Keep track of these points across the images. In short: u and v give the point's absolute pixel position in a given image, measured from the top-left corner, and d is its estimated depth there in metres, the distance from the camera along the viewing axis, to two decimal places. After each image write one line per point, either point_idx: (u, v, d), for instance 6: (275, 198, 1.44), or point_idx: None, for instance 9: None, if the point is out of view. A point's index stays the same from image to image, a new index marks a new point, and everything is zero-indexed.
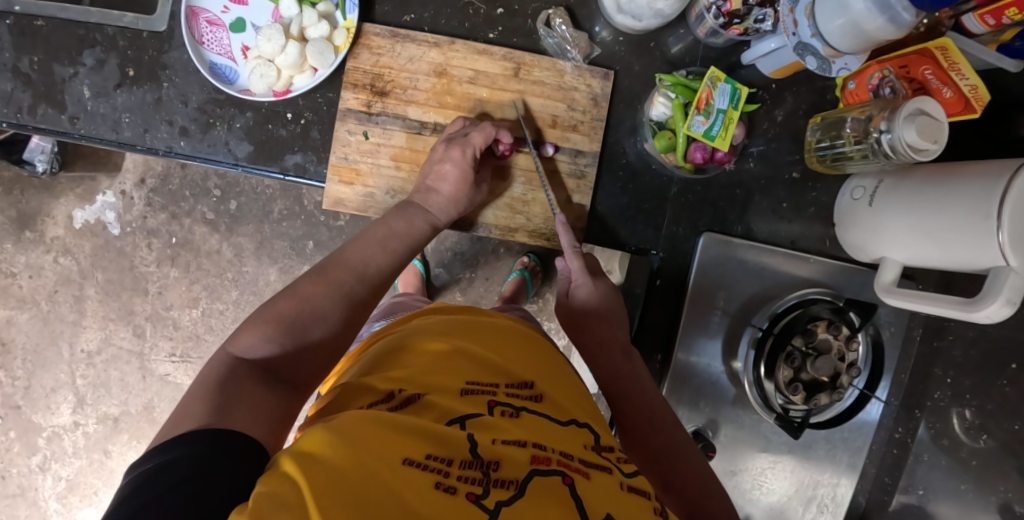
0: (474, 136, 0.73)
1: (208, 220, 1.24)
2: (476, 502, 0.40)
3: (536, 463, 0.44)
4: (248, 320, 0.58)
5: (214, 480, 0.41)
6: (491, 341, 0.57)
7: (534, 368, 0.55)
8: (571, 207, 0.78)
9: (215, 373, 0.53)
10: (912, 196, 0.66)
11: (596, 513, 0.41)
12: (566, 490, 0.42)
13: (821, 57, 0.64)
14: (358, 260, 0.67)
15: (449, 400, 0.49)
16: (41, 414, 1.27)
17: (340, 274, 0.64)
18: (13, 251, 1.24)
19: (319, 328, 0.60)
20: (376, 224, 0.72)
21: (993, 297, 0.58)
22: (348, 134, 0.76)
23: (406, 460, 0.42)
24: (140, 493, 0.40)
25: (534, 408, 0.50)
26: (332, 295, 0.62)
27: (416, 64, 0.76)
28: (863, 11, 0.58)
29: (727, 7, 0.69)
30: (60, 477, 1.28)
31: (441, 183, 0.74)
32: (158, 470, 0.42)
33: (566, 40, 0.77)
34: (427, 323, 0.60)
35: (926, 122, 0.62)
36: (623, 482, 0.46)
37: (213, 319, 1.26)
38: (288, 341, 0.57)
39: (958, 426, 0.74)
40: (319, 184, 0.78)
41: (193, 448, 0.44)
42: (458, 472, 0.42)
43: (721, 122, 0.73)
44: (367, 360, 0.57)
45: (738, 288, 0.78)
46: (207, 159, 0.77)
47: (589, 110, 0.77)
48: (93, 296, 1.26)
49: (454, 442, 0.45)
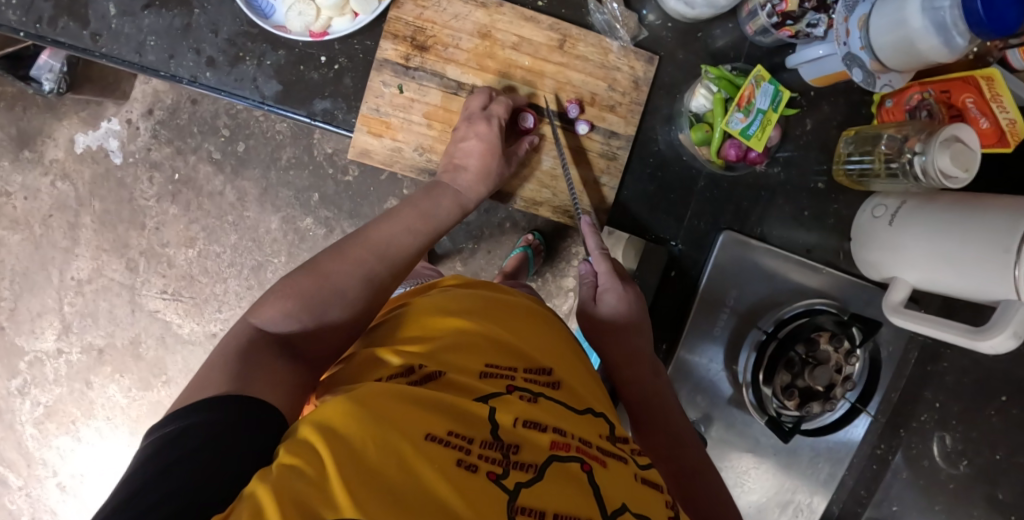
0: (494, 107, 0.73)
1: (214, 160, 1.22)
2: (497, 481, 0.41)
3: (555, 451, 0.44)
4: (270, 293, 0.57)
5: (233, 451, 0.42)
6: (514, 322, 0.57)
7: (554, 353, 0.55)
8: (602, 187, 0.77)
9: (234, 345, 0.52)
10: (934, 221, 0.67)
11: (612, 502, 0.42)
12: (585, 479, 0.42)
13: (867, 71, 0.64)
14: (383, 241, 0.65)
15: (470, 379, 0.49)
16: (24, 338, 1.26)
17: (360, 254, 0.63)
18: (9, 170, 1.21)
19: (339, 309, 0.58)
20: (404, 205, 0.71)
21: (999, 328, 0.59)
22: (382, 86, 0.75)
23: (428, 436, 0.42)
24: (158, 457, 0.40)
25: (553, 394, 0.50)
26: (351, 274, 0.61)
27: (461, 23, 0.74)
28: (920, 30, 0.58)
29: (782, 7, 0.67)
30: (38, 403, 1.27)
31: (468, 159, 0.74)
32: (181, 433, 0.42)
33: (615, 19, 0.75)
34: (449, 295, 0.59)
35: (961, 149, 0.62)
36: (638, 473, 0.46)
37: (209, 262, 1.25)
38: (307, 319, 0.56)
39: (936, 452, 0.79)
40: (346, 132, 0.76)
41: (215, 415, 0.44)
42: (479, 450, 0.43)
43: (759, 122, 0.72)
44: (389, 328, 0.57)
45: (750, 289, 0.77)
46: (232, 94, 0.75)
47: (629, 92, 0.76)
48: (88, 225, 1.23)
49: (476, 421, 0.45)
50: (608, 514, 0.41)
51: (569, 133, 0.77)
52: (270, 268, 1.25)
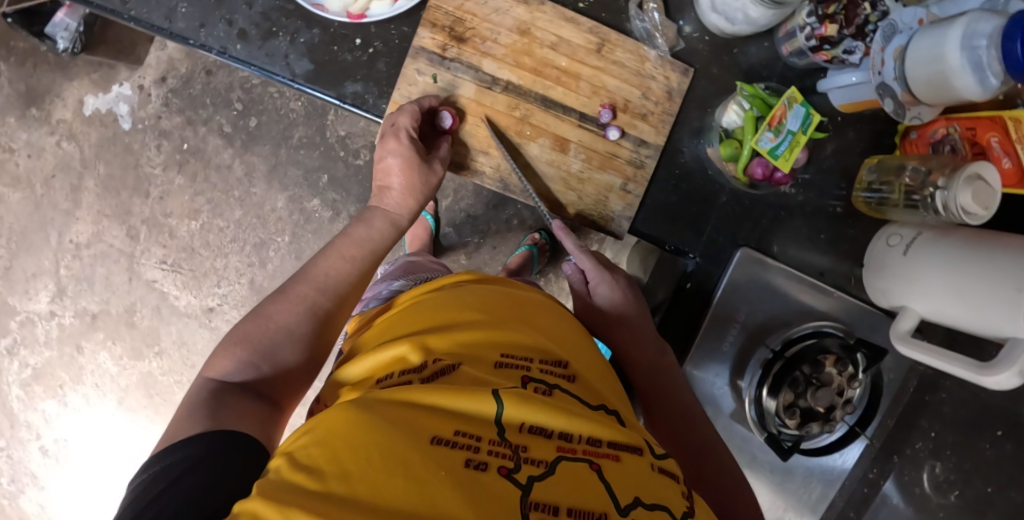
0: (399, 118, 0.71)
1: (224, 133, 1.21)
2: (509, 476, 0.41)
3: (563, 450, 0.44)
4: (222, 343, 0.57)
5: (210, 482, 0.43)
6: (523, 316, 0.57)
7: (568, 347, 0.55)
8: (626, 194, 0.77)
9: (197, 398, 0.52)
10: (949, 256, 0.67)
11: (625, 495, 0.42)
12: (595, 477, 0.43)
13: (898, 101, 0.66)
14: (327, 274, 0.63)
15: (482, 373, 0.49)
16: (17, 297, 1.24)
17: (302, 290, 0.61)
18: (14, 126, 1.19)
19: (288, 349, 0.58)
20: (337, 236, 0.69)
21: (1009, 364, 0.60)
22: (417, 74, 0.74)
23: (435, 439, 0.43)
24: (141, 498, 0.43)
25: (567, 387, 0.51)
26: (297, 312, 0.60)
27: (501, 17, 0.74)
28: (957, 67, 0.59)
29: (822, 31, 0.68)
30: (27, 365, 1.26)
31: (390, 178, 0.73)
32: (154, 478, 0.44)
33: (656, 27, 0.76)
34: (453, 292, 0.60)
35: (982, 187, 0.63)
36: (654, 463, 0.46)
37: (211, 235, 1.23)
38: (258, 360, 0.56)
39: (925, 479, 0.80)
40: (376, 117, 0.75)
41: (189, 452, 0.46)
42: (488, 447, 0.43)
43: (788, 143, 0.72)
44: (398, 323, 0.58)
45: (761, 307, 0.77)
46: (263, 69, 0.74)
47: (662, 102, 0.76)
48: (91, 189, 1.21)
49: (485, 419, 0.45)
50: (622, 508, 0.41)
51: (599, 138, 0.76)
52: (273, 246, 1.23)
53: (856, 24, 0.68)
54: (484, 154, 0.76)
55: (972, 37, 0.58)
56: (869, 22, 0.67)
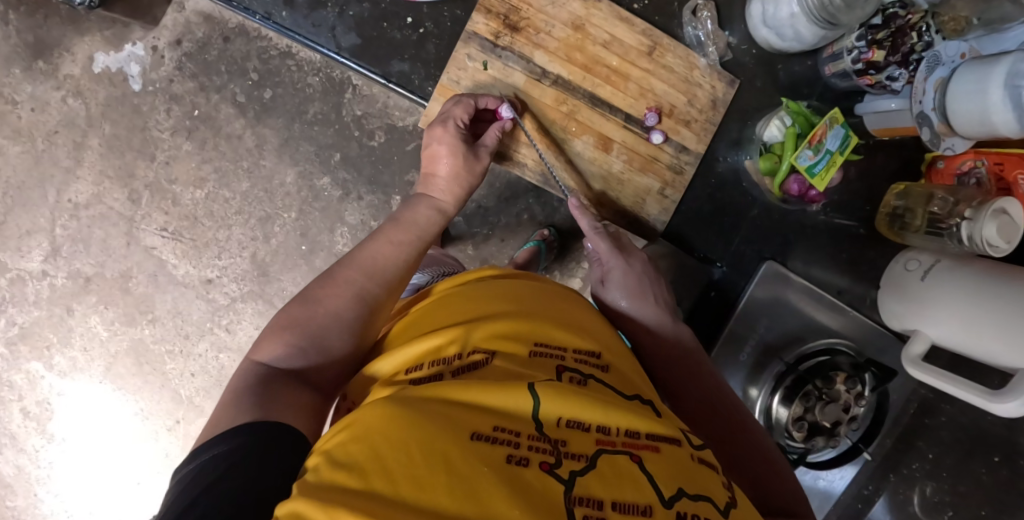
0: (455, 109, 0.74)
1: (238, 103, 1.12)
2: (551, 471, 0.40)
3: (603, 443, 0.43)
4: (271, 328, 0.58)
5: (254, 477, 0.43)
6: (553, 310, 0.56)
7: (599, 339, 0.54)
8: (664, 198, 0.80)
9: (243, 383, 0.53)
10: (967, 284, 0.68)
11: (668, 488, 0.40)
12: (637, 468, 0.41)
13: (935, 132, 0.69)
14: (377, 264, 0.64)
15: (516, 366, 0.48)
16: (8, 254, 1.15)
17: (349, 275, 0.62)
18: (20, 78, 1.11)
19: (334, 333, 0.58)
20: (387, 220, 0.70)
21: (1016, 394, 0.61)
22: (467, 59, 0.77)
23: (474, 434, 0.42)
24: (185, 492, 0.42)
25: (601, 377, 0.50)
26: (345, 296, 0.60)
27: (557, 10, 0.77)
28: (997, 101, 0.63)
29: (869, 56, 0.71)
30: (13, 323, 1.17)
31: (438, 165, 0.74)
32: (198, 470, 0.44)
33: (707, 36, 0.79)
34: (482, 285, 0.59)
35: (1006, 222, 0.64)
36: (694, 454, 0.45)
37: (215, 206, 1.15)
38: (302, 345, 0.57)
39: (917, 501, 0.82)
40: (420, 99, 0.81)
41: (232, 446, 0.46)
42: (528, 442, 0.42)
43: (825, 163, 0.74)
44: (428, 315, 0.57)
45: (781, 321, 0.79)
46: (308, 38, 0.80)
47: (706, 110, 0.79)
48: (94, 148, 1.13)
49: (522, 413, 0.44)
50: (667, 499, 0.40)
51: (643, 140, 0.78)
52: (278, 222, 1.16)
53: (902, 52, 0.70)
54: (527, 145, 0.79)
55: (1014, 76, 0.62)
56: (914, 52, 0.70)
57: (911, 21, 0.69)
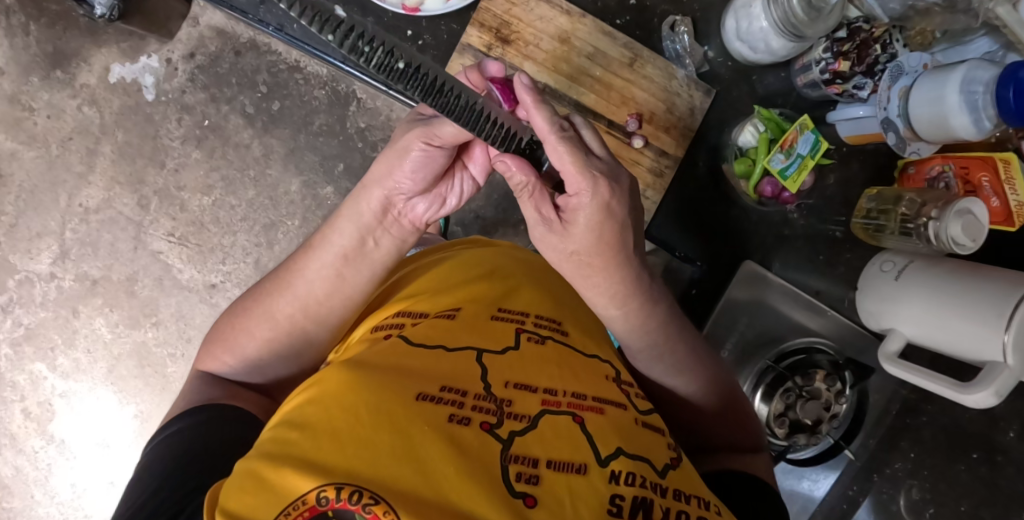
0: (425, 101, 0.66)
1: (247, 114, 1.17)
2: (491, 431, 0.43)
3: (548, 404, 0.46)
4: (217, 337, 0.66)
5: (193, 452, 0.52)
6: (513, 288, 0.59)
7: (556, 311, 0.58)
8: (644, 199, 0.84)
9: (192, 384, 0.63)
10: (933, 283, 0.72)
11: (606, 446, 0.44)
12: (577, 429, 0.44)
13: (900, 136, 0.75)
14: (303, 288, 0.62)
15: (469, 337, 0.51)
16: (19, 256, 1.18)
17: (274, 296, 0.63)
18: (38, 86, 1.15)
19: (265, 355, 0.63)
20: (331, 227, 0.63)
21: (985, 385, 0.61)
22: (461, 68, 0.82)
23: (421, 395, 0.44)
24: (151, 455, 0.53)
25: (559, 338, 0.54)
26: (265, 320, 0.63)
27: (544, 24, 0.83)
28: (955, 106, 0.68)
29: (835, 67, 0.78)
30: (20, 323, 1.20)
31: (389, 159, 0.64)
32: (161, 440, 0.55)
33: (684, 49, 0.85)
34: (449, 265, 0.62)
35: (972, 221, 0.68)
36: (638, 418, 0.49)
37: (222, 212, 1.19)
38: (237, 362, 0.64)
39: (902, 501, 0.79)
40: None
41: (182, 426, 0.56)
42: (472, 402, 0.44)
43: (797, 166, 0.80)
44: (397, 297, 0.60)
45: (760, 320, 0.84)
46: None
47: (684, 117, 0.84)
48: (106, 154, 1.17)
49: (469, 377, 0.46)
50: (604, 458, 0.43)
51: (624, 144, 0.83)
52: (281, 229, 1.20)
53: (867, 63, 0.77)
54: None
55: (970, 82, 0.67)
56: (878, 63, 0.77)
57: (875, 34, 0.76)
